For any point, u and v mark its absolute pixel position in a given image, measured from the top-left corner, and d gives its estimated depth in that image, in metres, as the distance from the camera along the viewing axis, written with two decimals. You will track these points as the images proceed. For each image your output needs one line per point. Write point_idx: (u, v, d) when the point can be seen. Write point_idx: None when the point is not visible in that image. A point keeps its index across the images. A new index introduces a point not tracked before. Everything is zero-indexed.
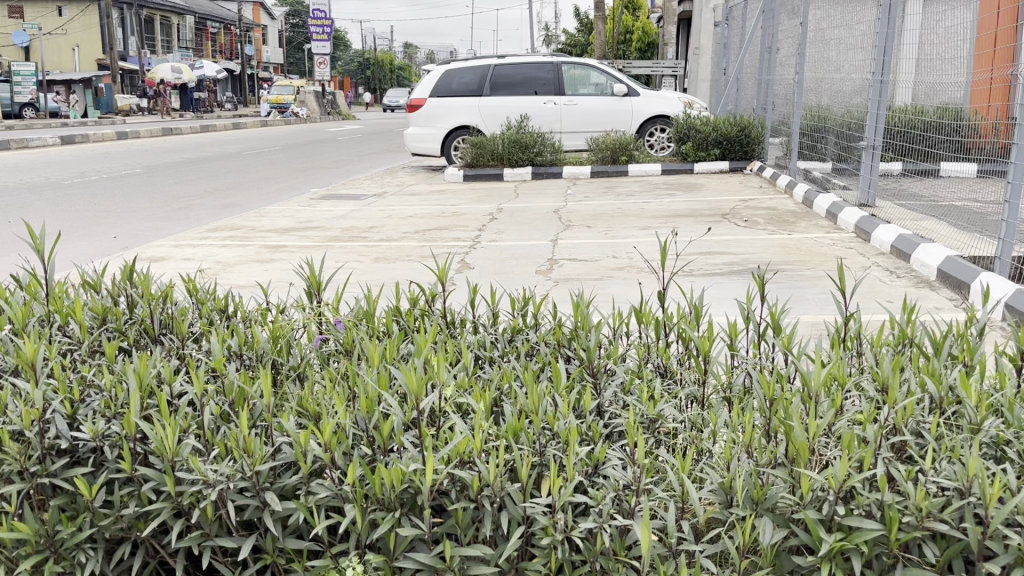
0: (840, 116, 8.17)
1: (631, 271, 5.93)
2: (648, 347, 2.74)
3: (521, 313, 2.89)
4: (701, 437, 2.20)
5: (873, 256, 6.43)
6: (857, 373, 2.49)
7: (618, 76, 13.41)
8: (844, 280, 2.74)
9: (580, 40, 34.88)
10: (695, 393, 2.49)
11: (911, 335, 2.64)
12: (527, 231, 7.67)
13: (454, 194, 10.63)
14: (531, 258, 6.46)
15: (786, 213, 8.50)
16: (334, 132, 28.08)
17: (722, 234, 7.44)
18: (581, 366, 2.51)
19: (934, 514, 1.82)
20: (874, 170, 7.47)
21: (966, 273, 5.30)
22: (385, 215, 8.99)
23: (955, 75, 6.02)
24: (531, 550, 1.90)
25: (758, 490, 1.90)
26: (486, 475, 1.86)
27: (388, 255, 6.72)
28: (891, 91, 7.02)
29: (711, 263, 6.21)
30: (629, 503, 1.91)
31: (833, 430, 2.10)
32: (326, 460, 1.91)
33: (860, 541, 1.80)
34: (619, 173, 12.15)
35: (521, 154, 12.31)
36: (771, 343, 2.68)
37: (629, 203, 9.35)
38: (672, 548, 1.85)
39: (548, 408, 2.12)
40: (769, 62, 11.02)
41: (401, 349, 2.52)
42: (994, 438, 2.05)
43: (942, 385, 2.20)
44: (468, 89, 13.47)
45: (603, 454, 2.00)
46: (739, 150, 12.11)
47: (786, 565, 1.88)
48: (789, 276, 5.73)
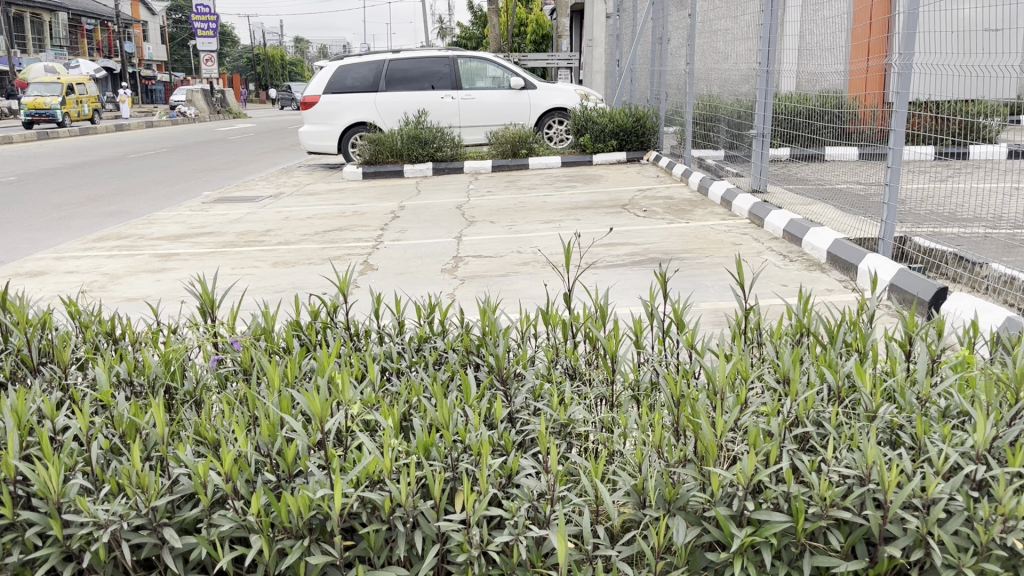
0: (730, 105, 8.41)
1: (535, 267, 5.96)
2: (556, 349, 2.73)
3: (427, 320, 2.84)
4: (612, 440, 2.21)
5: (767, 241, 6.65)
6: (759, 364, 2.55)
7: (514, 69, 13.41)
8: (741, 273, 2.80)
9: (475, 33, 34.86)
10: (605, 393, 2.50)
11: (808, 325, 2.70)
12: (429, 229, 7.59)
13: (354, 193, 10.44)
14: (435, 257, 6.42)
15: (683, 201, 8.71)
16: (226, 130, 27.18)
17: (623, 225, 7.55)
18: (490, 374, 2.47)
19: (839, 503, 1.85)
20: (764, 158, 7.73)
21: (853, 255, 5.54)
22: (282, 217, 8.75)
23: (835, 63, 6.20)
24: (447, 567, 1.86)
25: (671, 489, 1.91)
26: (398, 495, 1.81)
27: (287, 259, 6.55)
28: (777, 80, 7.27)
29: (613, 255, 6.31)
30: (544, 512, 1.89)
31: (740, 424, 2.14)
32: (227, 491, 1.82)
33: (769, 534, 1.83)
34: (520, 166, 12.17)
35: (420, 150, 12.23)
36: (676, 339, 2.71)
37: (530, 197, 9.40)
38: (589, 554, 1.84)
39: (458, 421, 2.07)
40: (661, 53, 11.24)
41: (302, 368, 2.43)
42: (890, 423, 2.13)
43: (840, 375, 2.26)
44: (363, 84, 13.26)
45: (516, 463, 1.98)
46: (636, 140, 12.32)
47: (700, 562, 1.90)
48: (689, 266, 5.88)
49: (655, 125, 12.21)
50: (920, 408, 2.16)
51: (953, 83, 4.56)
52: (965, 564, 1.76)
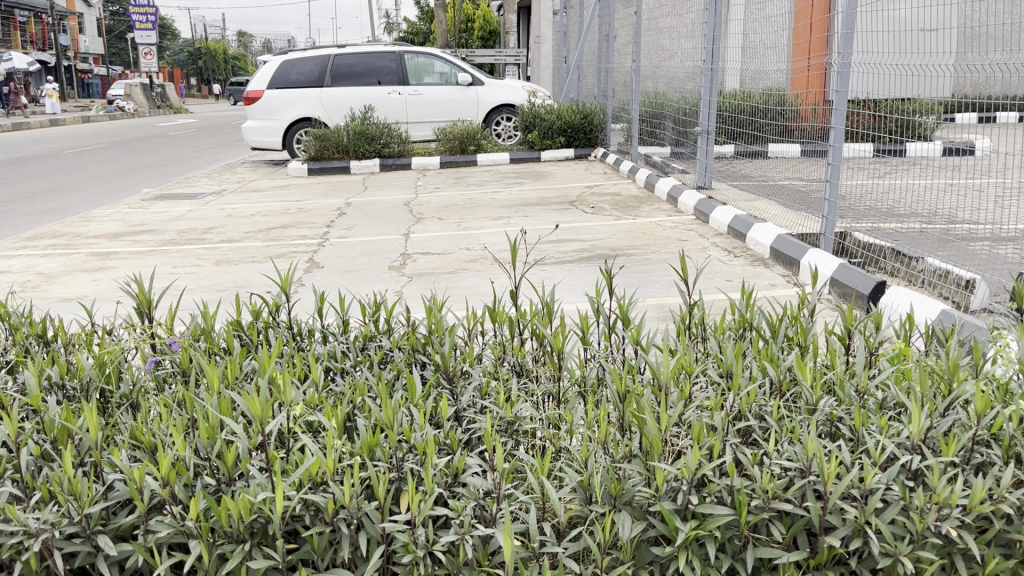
0: (675, 102, 8.50)
1: (484, 263, 5.96)
2: (503, 346, 2.72)
3: (372, 319, 2.81)
4: (559, 436, 2.22)
5: (712, 237, 6.74)
6: (703, 359, 2.58)
7: (461, 65, 13.36)
8: (684, 269, 2.82)
9: (422, 29, 34.66)
10: (551, 389, 2.50)
11: (750, 320, 2.74)
12: (376, 226, 7.52)
13: (299, 190, 10.30)
14: (382, 254, 6.37)
15: (630, 198, 8.78)
16: (167, 126, 26.57)
17: (571, 221, 7.59)
18: (437, 372, 2.45)
19: (780, 495, 1.88)
20: (709, 155, 7.82)
21: (796, 250, 5.65)
22: (225, 215, 8.59)
23: (777, 61, 6.30)
24: (392, 568, 1.84)
25: (616, 484, 1.92)
26: (342, 497, 1.79)
27: (230, 258, 6.43)
28: (721, 78, 7.36)
29: (561, 252, 6.33)
30: (490, 510, 1.88)
31: (684, 419, 2.15)
32: (164, 496, 1.77)
33: (713, 528, 1.85)
34: (469, 163, 12.13)
35: (367, 146, 12.08)
36: (621, 335, 2.72)
37: (478, 193, 9.38)
38: (535, 551, 1.83)
39: (403, 421, 2.05)
40: (608, 50, 11.30)
41: (243, 369, 2.39)
42: (829, 416, 2.17)
43: (781, 369, 2.30)
44: (308, 80, 13.09)
45: (462, 462, 1.96)
46: (583, 137, 12.38)
47: (646, 557, 1.91)
48: (635, 262, 5.93)
49: (602, 122, 12.28)
50: (858, 400, 2.21)
51: (889, 81, 4.67)
52: (902, 553, 1.80)
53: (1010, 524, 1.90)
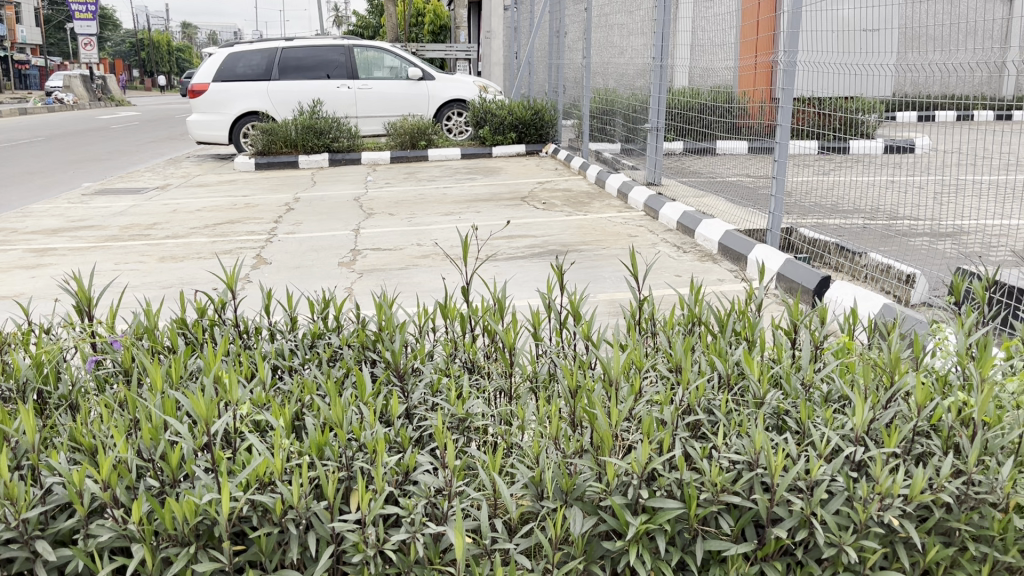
0: (625, 99, 8.56)
1: (435, 259, 5.93)
2: (454, 343, 2.71)
3: (321, 316, 2.77)
4: (511, 432, 2.21)
5: (661, 233, 6.81)
6: (653, 353, 2.61)
7: (411, 59, 13.27)
8: (634, 264, 2.84)
9: (372, 23, 34.37)
10: (503, 385, 2.50)
11: (699, 314, 2.77)
12: (326, 221, 7.44)
13: (246, 184, 10.14)
14: (332, 250, 6.30)
15: (581, 194, 8.83)
16: (109, 118, 25.91)
17: (523, 217, 7.60)
18: (387, 369, 2.43)
19: (728, 488, 1.90)
20: (659, 151, 7.91)
21: (743, 246, 5.74)
22: (169, 210, 8.41)
23: (725, 59, 6.37)
24: (342, 568, 1.82)
25: (567, 480, 1.92)
26: (290, 497, 1.77)
27: (175, 254, 6.30)
28: (670, 75, 7.43)
29: (513, 247, 6.34)
30: (442, 508, 1.87)
31: (634, 414, 2.17)
32: (105, 499, 1.73)
33: (663, 521, 1.86)
34: (419, 158, 12.11)
35: (315, 140, 11.98)
36: (572, 331, 2.73)
37: (429, 189, 9.34)
38: (486, 548, 1.83)
39: (353, 420, 2.03)
40: (558, 46, 11.33)
41: (188, 368, 2.35)
42: (776, 409, 2.20)
43: (729, 363, 2.33)
44: (255, 73, 12.87)
45: (413, 460, 1.95)
46: (534, 133, 12.40)
47: (597, 551, 1.91)
48: (586, 257, 5.96)
49: (554, 118, 12.32)
50: (804, 393, 2.25)
51: (833, 79, 4.75)
52: (846, 542, 1.84)
53: (949, 512, 1.95)
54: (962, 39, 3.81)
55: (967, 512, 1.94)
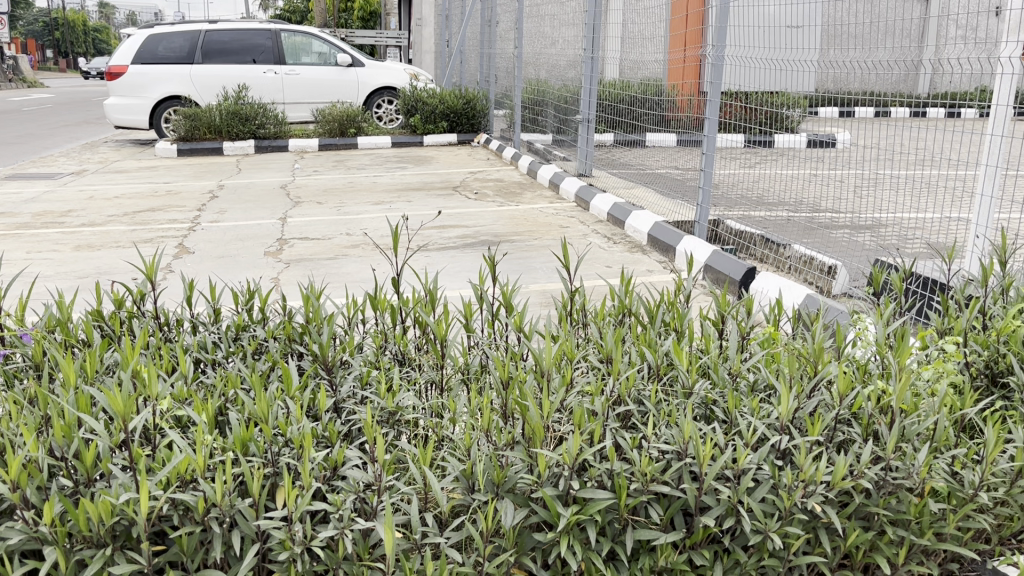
0: (557, 90, 8.59)
1: (364, 249, 5.85)
2: (384, 335, 2.66)
3: (245, 308, 2.70)
4: (442, 425, 2.19)
5: (592, 224, 6.87)
6: (585, 345, 2.61)
7: (340, 45, 13.05)
8: (565, 255, 2.83)
9: (300, 7, 33.68)
10: (434, 377, 2.47)
11: (629, 306, 2.79)
12: (251, 210, 7.26)
13: (168, 171, 9.82)
14: (257, 239, 6.16)
15: (512, 184, 8.83)
16: (19, 100, 24.74)
17: (454, 206, 7.56)
18: (314, 362, 2.38)
19: (658, 478, 1.91)
20: (590, 143, 7.96)
21: (672, 238, 5.82)
22: (86, 196, 8.09)
23: (653, 52, 6.41)
24: (267, 566, 1.77)
25: (498, 472, 1.90)
26: (213, 495, 1.71)
27: (91, 242, 6.06)
28: (601, 67, 7.47)
29: (444, 237, 6.30)
30: (371, 503, 1.83)
31: (565, 405, 2.16)
32: (14, 500, 1.64)
33: (594, 512, 1.86)
34: (349, 146, 11.94)
35: (241, 127, 11.69)
36: (504, 322, 2.72)
37: (359, 177, 9.21)
38: (417, 543, 1.80)
39: (279, 414, 1.98)
40: (490, 35, 11.27)
41: (104, 362, 2.26)
42: (705, 399, 2.23)
43: (658, 354, 2.35)
44: (176, 55, 12.47)
45: (341, 455, 1.91)
46: (466, 123, 12.35)
47: (528, 543, 1.91)
48: (517, 248, 5.96)
49: (485, 108, 12.29)
50: (731, 383, 2.28)
51: (758, 74, 4.84)
52: (771, 529, 1.88)
53: (869, 498, 2.01)
54: (880, 38, 3.97)
55: (885, 496, 2.00)
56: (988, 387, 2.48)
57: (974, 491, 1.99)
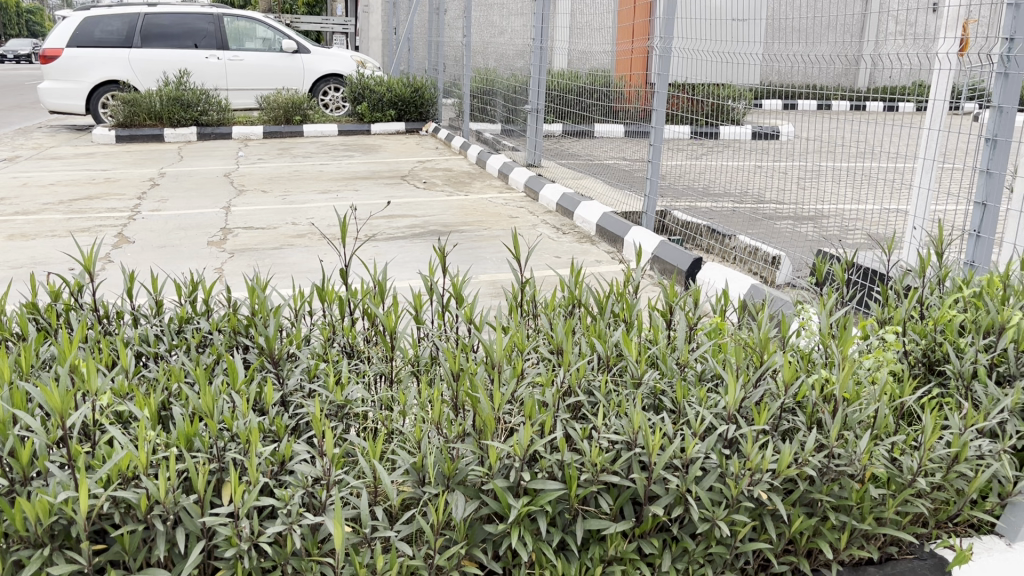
0: (505, 80, 8.58)
1: (311, 239, 5.78)
2: (332, 326, 2.62)
3: (189, 299, 2.64)
4: (392, 418, 2.17)
5: (541, 214, 6.89)
6: (535, 336, 2.61)
7: (285, 31, 12.84)
8: (516, 246, 2.82)
9: None
10: (383, 369, 2.45)
11: (579, 296, 2.80)
12: (194, 198, 7.11)
13: (106, 158, 9.56)
14: (200, 228, 6.03)
15: (461, 174, 8.80)
16: None
17: (402, 196, 7.51)
18: (261, 356, 2.33)
19: (607, 468, 1.92)
20: (539, 133, 7.98)
21: (620, 228, 5.88)
22: (20, 184, 7.83)
23: (601, 43, 6.43)
24: (213, 563, 1.74)
25: (449, 465, 1.89)
26: (156, 492, 1.66)
27: (26, 231, 5.87)
28: (549, 57, 7.48)
29: (393, 227, 6.26)
30: (320, 497, 1.81)
31: (516, 396, 2.16)
32: None
33: (544, 503, 1.87)
34: (294, 134, 11.75)
35: (183, 113, 11.43)
36: (454, 314, 2.70)
37: (305, 165, 9.09)
38: (366, 537, 1.78)
39: (224, 409, 1.94)
40: (438, 23, 11.20)
41: (39, 356, 2.19)
42: (653, 388, 2.25)
43: (608, 344, 2.37)
44: (114, 39, 12.12)
45: (289, 449, 1.88)
46: (414, 111, 12.25)
47: (478, 535, 1.90)
48: (466, 238, 5.95)
49: (433, 96, 12.20)
50: (679, 373, 2.31)
51: (705, 66, 4.88)
52: (719, 517, 1.91)
53: (813, 485, 2.05)
54: (823, 32, 4.04)
55: (828, 483, 2.04)
56: (926, 375, 2.55)
57: (913, 477, 2.05)
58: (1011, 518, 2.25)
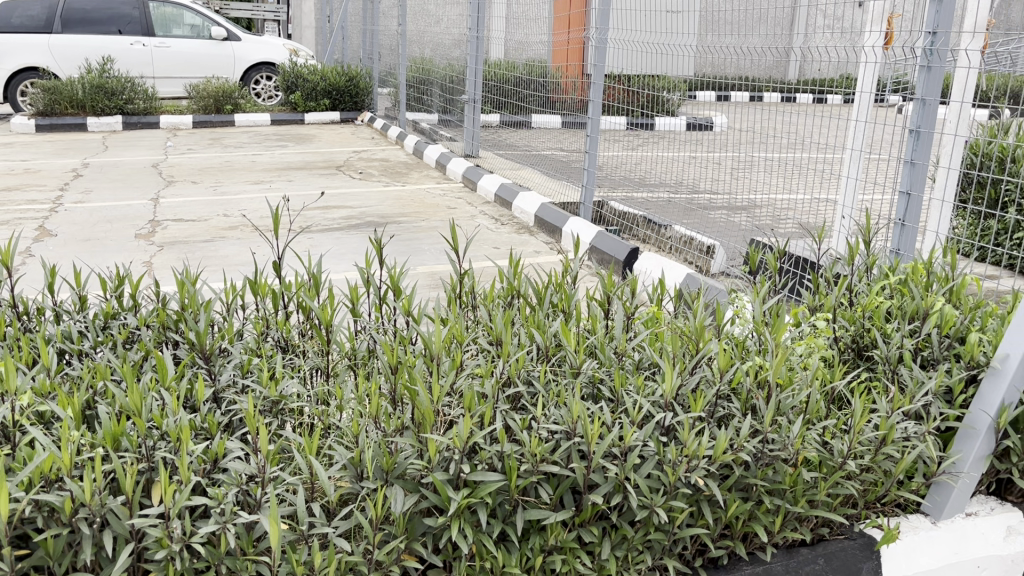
0: (442, 69, 8.52)
1: (244, 231, 5.65)
2: (266, 320, 2.56)
3: (115, 294, 2.55)
4: (328, 413, 2.13)
5: (479, 205, 6.87)
6: (475, 327, 2.60)
7: (214, 18, 12.51)
8: (453, 237, 2.79)
9: None
10: (319, 363, 2.40)
11: (518, 287, 2.79)
12: (119, 189, 6.89)
13: (26, 147, 9.19)
14: (127, 220, 5.85)
15: (397, 164, 8.72)
16: None
17: (337, 186, 7.40)
18: (191, 351, 2.27)
19: (547, 458, 1.92)
20: (476, 124, 7.95)
21: (558, 219, 5.90)
22: None
23: (538, 33, 6.42)
24: (144, 566, 1.68)
25: (388, 459, 1.87)
26: (81, 494, 1.61)
27: None
28: (486, 47, 7.45)
29: (328, 218, 6.17)
30: (254, 496, 1.76)
31: (456, 388, 2.14)
32: None
33: (484, 494, 1.86)
34: (225, 123, 11.49)
35: (107, 101, 11.04)
36: (392, 306, 2.66)
37: (237, 156, 8.89)
38: (303, 534, 1.74)
39: (153, 407, 1.88)
40: (373, 12, 11.06)
41: None
42: (592, 377, 2.26)
43: (547, 335, 2.37)
44: (34, 24, 11.67)
45: (222, 447, 1.83)
46: (349, 101, 12.08)
47: (419, 529, 1.88)
48: (404, 229, 5.91)
49: (368, 86, 12.06)
50: (617, 362, 2.33)
51: (641, 58, 4.90)
52: (657, 504, 1.93)
53: (748, 470, 2.08)
54: (755, 25, 4.08)
55: (763, 468, 2.08)
56: (855, 360, 2.62)
57: (844, 459, 2.11)
58: (936, 497, 2.34)
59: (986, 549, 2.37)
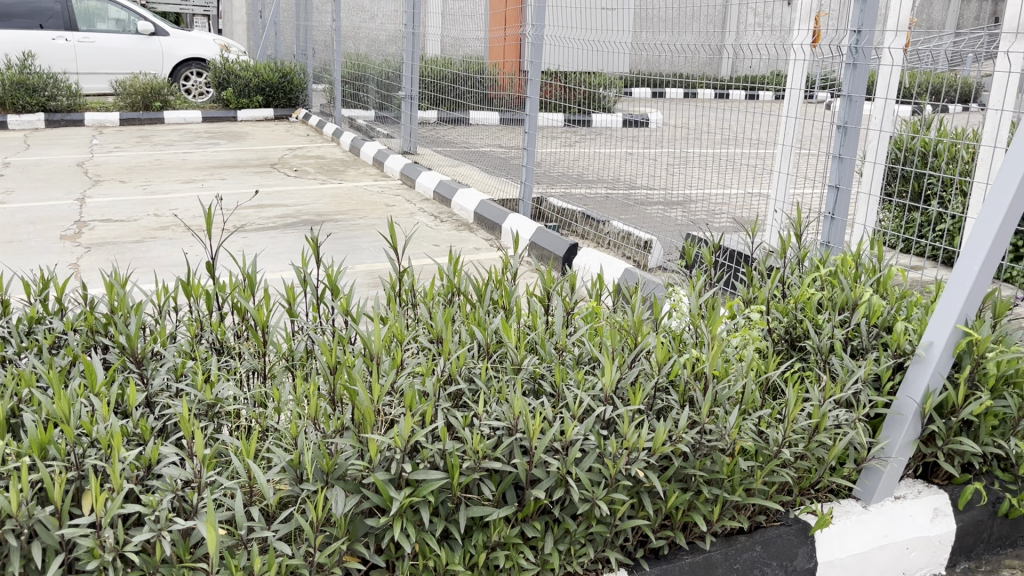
0: (378, 65, 8.45)
1: (176, 231, 5.52)
2: (200, 322, 2.50)
3: (39, 298, 2.46)
4: (265, 415, 2.09)
5: (417, 202, 6.83)
6: (415, 325, 2.58)
7: (141, 12, 12.18)
8: (391, 233, 2.76)
9: None
10: (255, 365, 2.36)
11: (458, 284, 2.78)
12: (43, 189, 6.65)
13: None
14: (52, 221, 5.66)
15: (334, 161, 8.61)
16: None
17: (272, 184, 7.27)
18: (121, 355, 2.21)
19: (489, 454, 1.92)
20: (413, 120, 7.89)
21: (497, 215, 5.91)
22: None
23: (473, 29, 6.42)
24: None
25: (328, 460, 1.84)
26: (7, 505, 1.55)
27: None
28: (422, 43, 7.40)
29: (264, 218, 6.06)
30: (191, 501, 1.72)
31: (396, 387, 2.13)
32: None
33: (426, 493, 1.85)
34: (153, 121, 11.18)
35: (27, 98, 10.65)
36: (330, 305, 2.63)
37: (167, 154, 8.66)
38: (242, 538, 1.71)
39: (83, 413, 1.82)
40: (306, 7, 10.90)
41: None
42: (532, 373, 2.27)
43: (488, 332, 2.37)
44: None
45: (155, 452, 1.78)
46: (283, 97, 11.87)
47: (360, 530, 1.87)
48: (341, 227, 5.84)
49: (303, 82, 11.87)
50: (557, 357, 2.34)
51: (575, 54, 4.94)
52: (598, 496, 1.95)
53: (687, 460, 2.12)
54: (687, 22, 4.16)
55: (701, 458, 2.11)
56: (788, 351, 2.70)
57: (778, 448, 2.16)
58: (867, 482, 2.42)
59: (915, 530, 2.45)
